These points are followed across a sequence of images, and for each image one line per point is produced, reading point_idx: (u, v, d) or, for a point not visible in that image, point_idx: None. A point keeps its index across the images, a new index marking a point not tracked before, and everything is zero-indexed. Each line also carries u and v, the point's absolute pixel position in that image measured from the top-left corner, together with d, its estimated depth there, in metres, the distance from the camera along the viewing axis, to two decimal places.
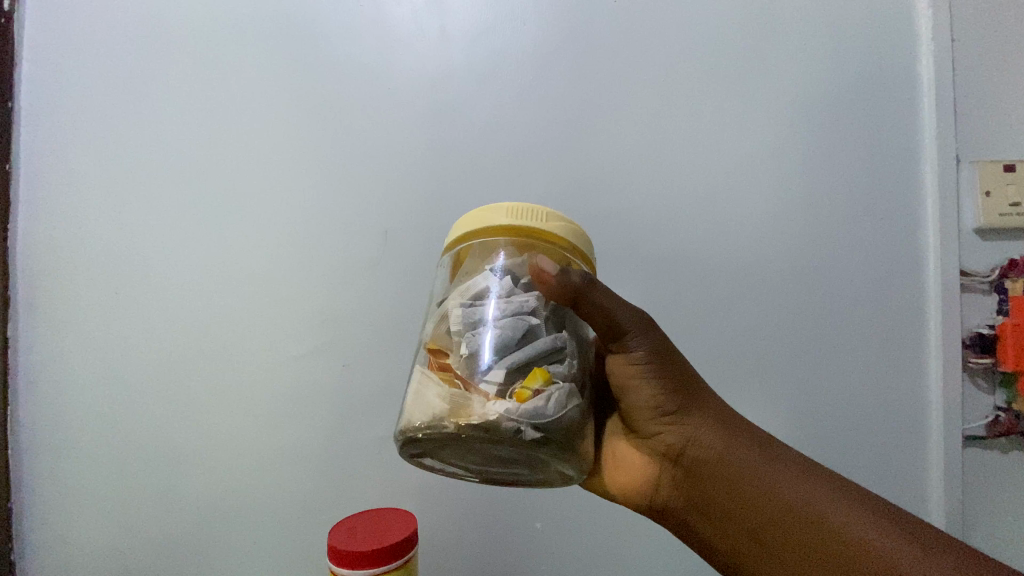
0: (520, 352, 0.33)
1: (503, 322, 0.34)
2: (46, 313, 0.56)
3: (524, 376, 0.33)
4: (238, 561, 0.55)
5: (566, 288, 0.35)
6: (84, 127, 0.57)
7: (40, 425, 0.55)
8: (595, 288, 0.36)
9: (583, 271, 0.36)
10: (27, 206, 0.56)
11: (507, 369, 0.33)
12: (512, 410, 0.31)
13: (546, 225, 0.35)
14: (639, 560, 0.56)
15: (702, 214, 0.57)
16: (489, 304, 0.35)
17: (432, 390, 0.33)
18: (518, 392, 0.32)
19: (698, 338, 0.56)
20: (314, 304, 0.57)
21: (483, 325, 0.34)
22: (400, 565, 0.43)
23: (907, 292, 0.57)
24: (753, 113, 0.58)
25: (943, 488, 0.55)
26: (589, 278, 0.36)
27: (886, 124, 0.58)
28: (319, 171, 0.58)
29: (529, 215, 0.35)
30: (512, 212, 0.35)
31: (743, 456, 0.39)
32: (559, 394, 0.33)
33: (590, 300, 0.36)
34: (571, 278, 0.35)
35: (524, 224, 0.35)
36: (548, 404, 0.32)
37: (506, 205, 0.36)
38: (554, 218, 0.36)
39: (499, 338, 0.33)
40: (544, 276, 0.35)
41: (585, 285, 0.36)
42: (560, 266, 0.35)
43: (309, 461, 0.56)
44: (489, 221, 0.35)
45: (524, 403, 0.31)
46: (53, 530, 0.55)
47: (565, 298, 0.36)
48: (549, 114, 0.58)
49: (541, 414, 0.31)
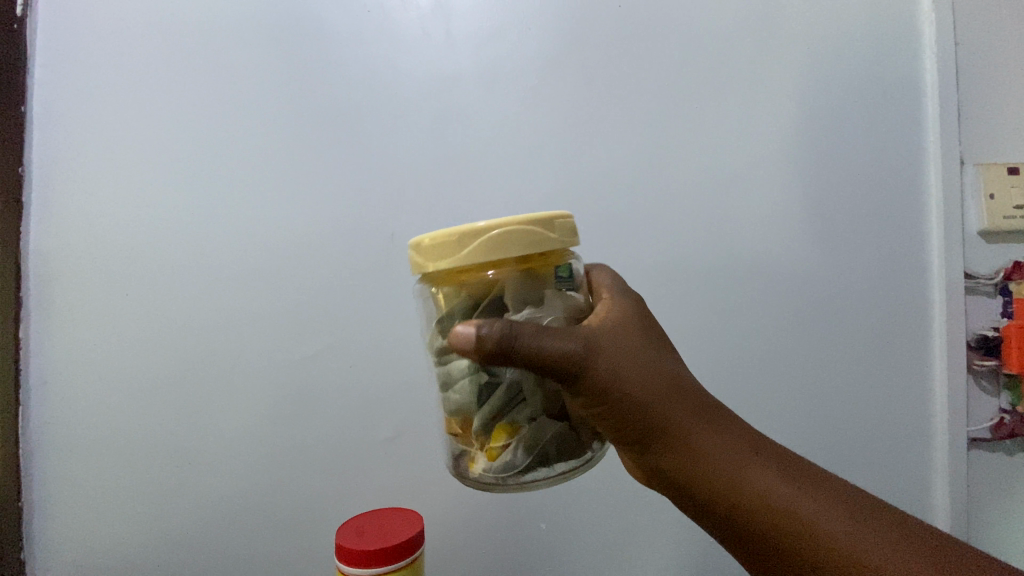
0: (483, 411, 0.36)
1: (460, 387, 0.37)
2: (58, 314, 0.57)
3: (492, 433, 0.37)
4: (246, 559, 0.56)
5: (487, 352, 0.34)
6: (94, 131, 0.58)
7: (52, 423, 0.56)
8: (518, 339, 0.34)
9: (500, 327, 0.33)
10: (38, 210, 0.58)
11: (476, 430, 0.37)
12: (487, 467, 0.37)
13: (463, 255, 0.34)
14: (643, 561, 0.57)
15: (705, 217, 0.58)
16: (450, 365, 0.37)
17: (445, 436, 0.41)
18: (489, 450, 0.37)
19: (701, 340, 0.57)
20: (321, 305, 0.57)
21: (448, 388, 0.37)
22: (406, 564, 0.44)
23: (911, 295, 0.57)
24: (757, 116, 0.58)
25: (947, 490, 0.55)
26: (506, 334, 0.33)
27: (891, 125, 0.58)
28: (325, 175, 0.58)
29: (445, 249, 0.34)
30: (434, 254, 0.35)
31: (710, 475, 0.36)
32: (524, 442, 0.36)
33: (516, 355, 0.34)
34: (487, 341, 0.33)
35: (444, 265, 0.34)
36: (515, 455, 0.36)
37: (428, 246, 0.35)
38: (469, 240, 0.34)
39: (461, 403, 0.37)
40: (464, 352, 0.34)
41: (502, 348, 0.33)
42: (475, 333, 0.34)
43: (316, 462, 0.56)
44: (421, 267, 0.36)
45: (495, 460, 0.36)
46: (65, 527, 0.56)
47: (492, 361, 0.34)
48: (552, 118, 0.58)
49: (512, 465, 0.36)
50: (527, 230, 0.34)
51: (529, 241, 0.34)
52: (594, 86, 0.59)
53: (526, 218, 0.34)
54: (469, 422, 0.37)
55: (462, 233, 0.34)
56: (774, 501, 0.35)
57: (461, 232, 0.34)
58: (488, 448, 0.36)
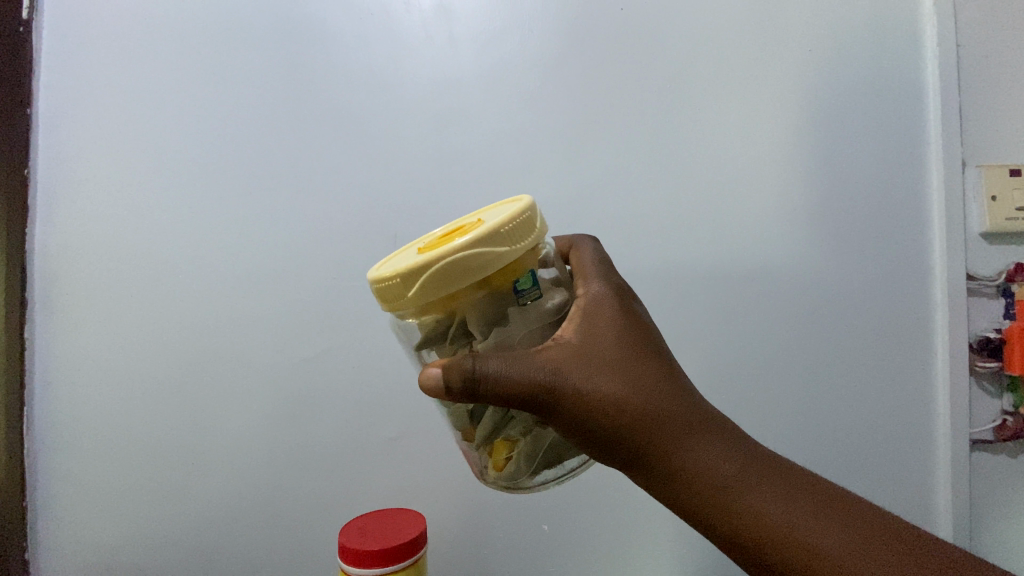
0: (480, 429, 0.38)
1: (458, 410, 0.39)
2: (63, 315, 0.57)
3: (493, 447, 0.39)
4: (249, 560, 0.56)
5: (456, 395, 0.34)
6: (99, 133, 0.59)
7: (57, 424, 0.57)
8: (482, 378, 0.33)
9: (461, 370, 0.33)
10: (44, 211, 0.58)
11: (479, 447, 0.39)
12: (496, 476, 0.39)
13: (419, 292, 0.34)
14: (645, 562, 0.57)
15: (707, 219, 0.58)
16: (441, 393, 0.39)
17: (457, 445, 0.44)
18: (494, 462, 0.39)
19: (703, 342, 0.57)
20: (324, 306, 0.58)
21: (448, 410, 0.39)
22: (409, 565, 0.44)
23: (912, 297, 0.57)
24: (759, 118, 0.58)
25: (949, 492, 0.55)
26: (470, 375, 0.33)
27: (893, 127, 0.58)
28: (329, 176, 0.59)
29: (402, 289, 0.34)
30: (390, 295, 0.35)
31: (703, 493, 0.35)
32: (525, 452, 0.38)
33: (484, 391, 0.34)
34: (454, 386, 0.34)
35: (402, 303, 0.35)
36: (519, 464, 0.38)
37: (382, 286, 0.35)
38: (415, 276, 0.33)
39: (462, 424, 0.39)
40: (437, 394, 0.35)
41: (469, 387, 0.33)
42: (444, 370, 0.34)
43: (318, 463, 0.57)
44: (385, 307, 0.36)
45: (502, 470, 0.39)
46: (70, 528, 0.57)
47: (463, 399, 0.34)
48: (554, 120, 0.59)
49: (518, 473, 0.38)
50: (475, 253, 0.33)
51: (476, 264, 0.33)
52: (596, 88, 0.59)
53: (471, 240, 0.33)
54: (471, 438, 0.39)
55: (411, 270, 0.33)
56: (767, 522, 0.34)
57: (404, 270, 0.33)
58: (493, 461, 0.39)
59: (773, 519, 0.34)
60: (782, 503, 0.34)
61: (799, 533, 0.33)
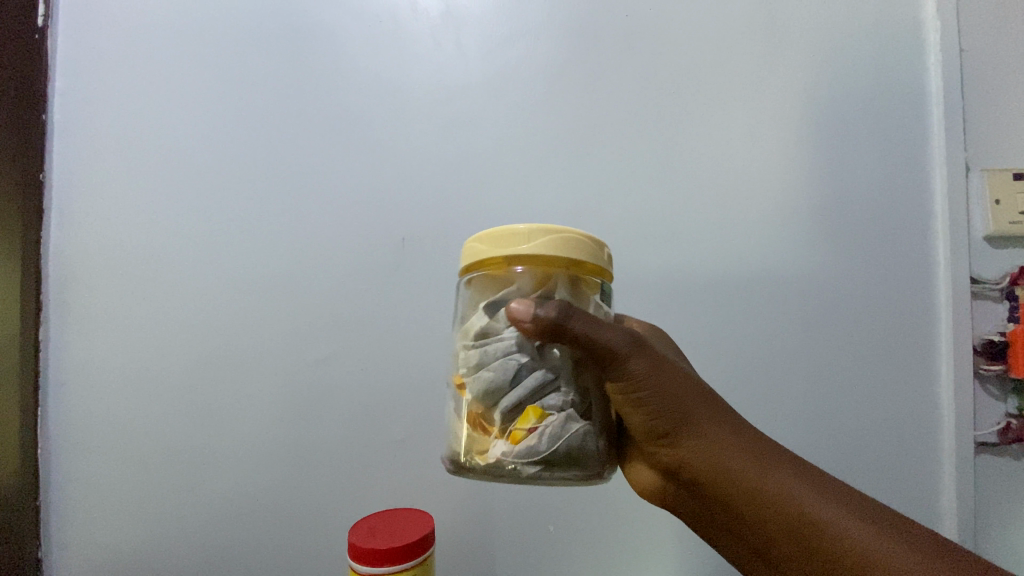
0: (515, 390, 0.36)
1: (496, 364, 0.36)
2: (76, 318, 0.58)
3: (519, 415, 0.35)
4: (257, 559, 0.57)
5: (543, 326, 0.36)
6: (113, 139, 0.60)
7: (70, 425, 0.58)
8: (572, 316, 0.36)
9: (558, 303, 0.36)
10: (59, 215, 0.59)
11: (503, 410, 0.36)
12: (509, 451, 0.35)
13: (525, 247, 0.36)
14: (651, 563, 0.57)
15: (711, 223, 0.58)
16: (490, 345, 0.37)
17: (457, 430, 0.38)
18: (513, 433, 0.35)
19: (707, 345, 0.57)
20: (333, 310, 0.58)
21: (480, 367, 0.37)
22: (416, 565, 0.45)
23: (917, 299, 0.57)
24: (762, 122, 0.59)
25: (955, 495, 0.55)
26: (563, 313, 0.36)
27: (896, 131, 0.59)
28: (337, 180, 0.59)
29: (510, 240, 0.37)
30: (499, 241, 0.37)
31: (740, 473, 0.38)
32: (553, 428, 0.35)
33: (569, 334, 0.36)
34: (546, 315, 0.36)
35: (509, 250, 0.36)
36: (541, 441, 0.35)
37: (496, 233, 0.37)
38: (537, 236, 0.36)
39: (492, 381, 0.36)
40: (520, 323, 0.36)
41: (560, 320, 0.36)
42: (534, 310, 0.36)
43: (327, 464, 0.57)
44: (478, 257, 0.38)
45: (519, 443, 0.35)
46: (82, 528, 0.57)
47: (544, 338, 0.36)
48: (559, 125, 0.59)
49: (535, 451, 0.34)
50: (589, 247, 0.37)
51: (585, 255, 0.37)
52: (601, 93, 0.60)
53: (588, 237, 0.38)
54: (495, 404, 0.36)
55: (528, 228, 0.37)
56: (801, 510, 0.37)
57: (531, 228, 0.36)
58: (513, 430, 0.35)
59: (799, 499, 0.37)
60: (814, 492, 0.37)
61: (828, 522, 0.36)
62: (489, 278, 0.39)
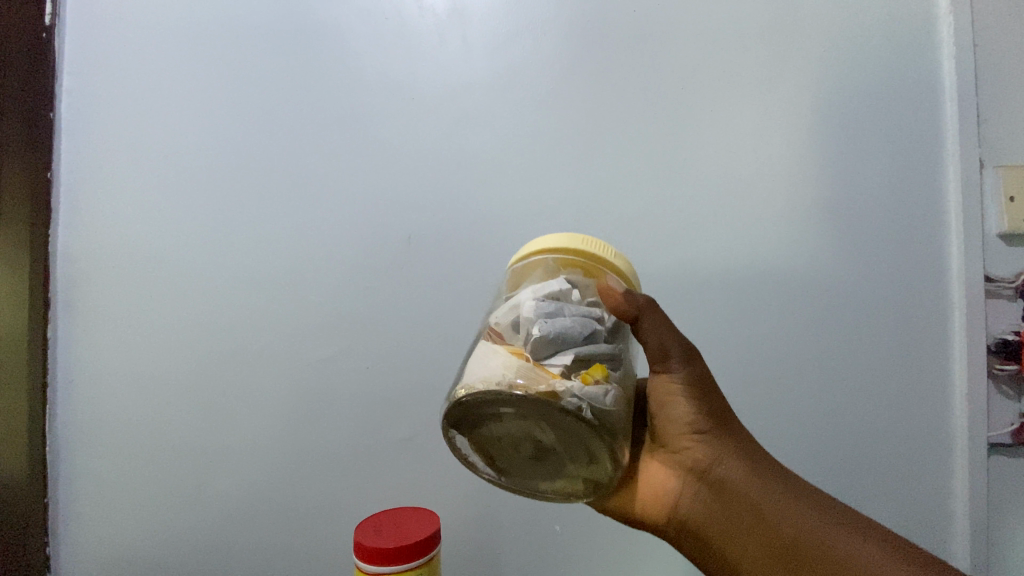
0: (585, 347, 0.36)
1: (574, 316, 0.36)
2: (82, 316, 0.59)
3: (586, 368, 0.35)
4: (262, 556, 0.57)
5: (631, 305, 0.39)
6: (120, 136, 0.60)
7: (77, 421, 0.58)
8: (656, 311, 0.41)
9: (647, 296, 0.41)
10: (66, 213, 0.59)
11: (572, 358, 0.35)
12: (577, 388, 0.33)
13: (617, 262, 0.39)
14: (658, 563, 0.56)
15: (720, 220, 0.58)
16: (562, 302, 0.37)
17: (499, 359, 0.34)
18: (582, 377, 0.34)
19: (715, 344, 0.57)
20: (337, 307, 0.58)
21: (556, 314, 0.36)
22: (423, 563, 0.45)
23: (930, 297, 0.56)
24: (772, 118, 0.58)
25: (966, 496, 0.55)
26: (651, 300, 0.40)
27: (908, 126, 0.58)
28: (342, 177, 0.59)
29: (599, 248, 0.39)
30: (588, 242, 0.39)
31: (765, 478, 0.40)
32: (614, 392, 0.35)
33: (647, 319, 0.40)
34: (638, 297, 0.40)
35: (599, 254, 0.39)
36: (605, 395, 0.34)
37: (582, 235, 0.39)
38: (620, 257, 0.40)
39: (570, 329, 0.35)
40: (612, 292, 0.39)
41: (647, 306, 0.40)
42: (625, 288, 0.39)
43: (333, 461, 0.57)
44: (568, 248, 0.38)
45: (587, 387, 0.33)
46: (89, 523, 0.58)
47: (629, 314, 0.39)
48: (566, 122, 0.59)
49: (600, 402, 0.33)
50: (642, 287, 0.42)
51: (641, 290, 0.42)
52: (608, 91, 0.59)
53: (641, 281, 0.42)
54: (562, 350, 0.35)
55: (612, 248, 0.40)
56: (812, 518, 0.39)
57: (614, 249, 0.40)
58: (583, 374, 0.34)
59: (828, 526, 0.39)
60: (825, 509, 0.39)
61: (836, 530, 0.38)
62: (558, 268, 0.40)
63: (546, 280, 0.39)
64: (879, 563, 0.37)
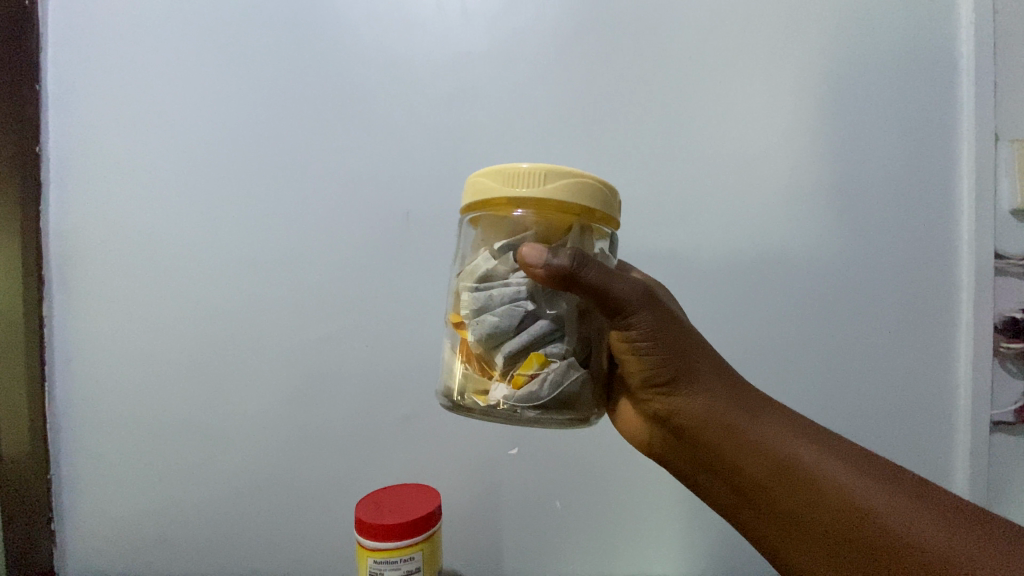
0: (520, 335, 0.36)
1: (499, 309, 0.36)
2: (78, 294, 0.58)
3: (523, 360, 0.36)
4: (266, 532, 0.58)
5: (555, 274, 0.35)
6: (109, 110, 0.58)
7: (76, 400, 0.58)
8: (587, 265, 0.36)
9: (572, 252, 0.35)
10: (57, 190, 0.58)
11: (506, 356, 0.36)
12: (510, 394, 0.36)
13: (549, 190, 0.35)
14: (658, 537, 0.57)
15: (725, 196, 0.56)
16: (490, 290, 0.37)
17: (455, 370, 0.39)
18: (516, 378, 0.36)
19: (718, 322, 0.56)
20: (335, 285, 0.57)
21: (483, 310, 0.36)
22: (424, 539, 0.45)
23: (937, 274, 0.56)
24: (781, 90, 0.56)
25: (967, 473, 0.55)
26: (575, 259, 0.35)
27: (921, 99, 0.56)
28: (338, 151, 0.58)
29: (525, 183, 0.35)
30: (513, 178, 0.36)
31: (729, 416, 0.42)
32: (554, 376, 0.36)
33: (580, 281, 0.35)
34: (560, 261, 0.35)
35: (525, 191, 0.35)
36: (542, 387, 0.35)
37: (507, 170, 0.36)
38: (556, 177, 0.35)
39: (498, 326, 0.36)
40: (532, 268, 0.35)
41: (574, 268, 0.35)
42: (546, 254, 0.35)
43: (333, 439, 0.57)
44: (491, 194, 0.36)
45: (520, 389, 0.35)
46: (91, 500, 0.58)
47: (555, 284, 0.36)
48: (568, 95, 0.57)
49: (536, 397, 0.35)
50: (601, 194, 0.36)
51: (600, 199, 0.37)
52: (612, 63, 0.57)
53: (599, 185, 0.37)
54: (497, 347, 0.36)
55: (545, 168, 0.35)
56: (780, 453, 0.40)
57: (547, 169, 0.35)
58: (515, 376, 0.36)
59: (797, 452, 0.40)
60: (794, 437, 0.41)
61: (805, 462, 0.40)
62: (500, 220, 0.38)
63: (480, 255, 0.39)
64: (847, 487, 0.38)
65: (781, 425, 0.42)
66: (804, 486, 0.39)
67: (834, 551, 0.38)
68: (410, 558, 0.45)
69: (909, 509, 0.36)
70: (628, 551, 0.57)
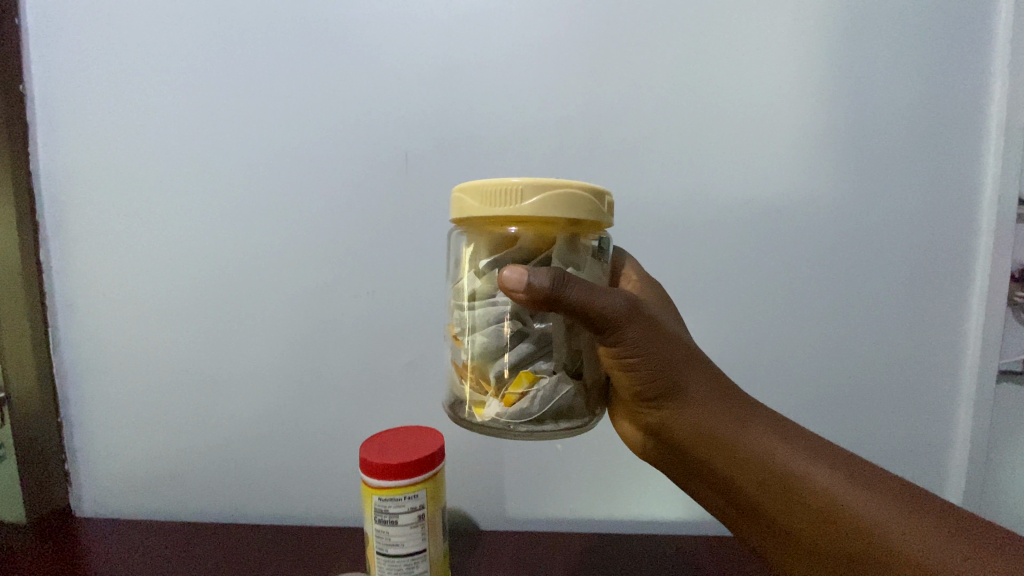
0: (508, 355, 0.36)
1: (488, 330, 0.36)
2: (73, 239, 0.57)
3: (513, 378, 0.37)
4: (273, 473, 0.59)
5: (535, 297, 0.34)
6: (89, 46, 0.55)
7: (80, 347, 0.58)
8: (569, 285, 0.34)
9: (553, 272, 0.34)
10: (45, 132, 0.56)
11: (496, 375, 0.37)
12: (502, 412, 0.36)
13: (526, 208, 0.33)
14: (659, 481, 0.58)
15: (739, 138, 0.54)
16: (478, 309, 0.37)
17: (453, 383, 0.40)
18: (507, 396, 0.36)
19: (725, 268, 0.55)
20: (334, 230, 0.56)
21: (473, 331, 0.37)
22: (428, 478, 0.46)
23: (957, 221, 0.54)
24: (804, 22, 0.53)
25: (969, 418, 0.56)
26: (553, 284, 0.34)
27: (955, 32, 0.52)
28: (332, 88, 0.55)
29: (501, 201, 0.33)
30: (489, 198, 0.34)
31: (718, 427, 0.41)
32: (544, 391, 0.36)
33: (561, 304, 0.34)
34: (537, 284, 0.33)
35: (502, 210, 0.34)
36: (532, 403, 0.36)
37: (483, 188, 0.34)
38: (532, 193, 0.33)
39: (487, 346, 0.36)
40: (512, 292, 0.34)
41: (554, 292, 0.34)
42: (525, 278, 0.34)
43: (336, 384, 0.58)
44: (470, 212, 0.35)
45: (511, 406, 0.36)
46: (102, 443, 0.59)
47: (537, 308, 0.35)
48: (575, 27, 0.54)
49: (527, 413, 0.36)
50: (584, 202, 0.34)
51: (584, 206, 0.34)
52: None
53: (582, 191, 0.34)
54: (488, 366, 0.37)
55: (521, 184, 0.33)
56: (768, 462, 0.40)
57: (521, 184, 0.33)
58: (505, 394, 0.36)
59: (785, 460, 0.40)
60: (783, 446, 0.40)
61: (792, 470, 0.39)
62: (486, 232, 0.37)
63: (468, 270, 0.38)
64: (832, 494, 0.38)
65: (770, 433, 0.41)
66: (790, 494, 0.39)
67: (825, 561, 0.38)
68: (415, 495, 0.45)
69: (892, 515, 0.36)
70: (628, 494, 0.58)
